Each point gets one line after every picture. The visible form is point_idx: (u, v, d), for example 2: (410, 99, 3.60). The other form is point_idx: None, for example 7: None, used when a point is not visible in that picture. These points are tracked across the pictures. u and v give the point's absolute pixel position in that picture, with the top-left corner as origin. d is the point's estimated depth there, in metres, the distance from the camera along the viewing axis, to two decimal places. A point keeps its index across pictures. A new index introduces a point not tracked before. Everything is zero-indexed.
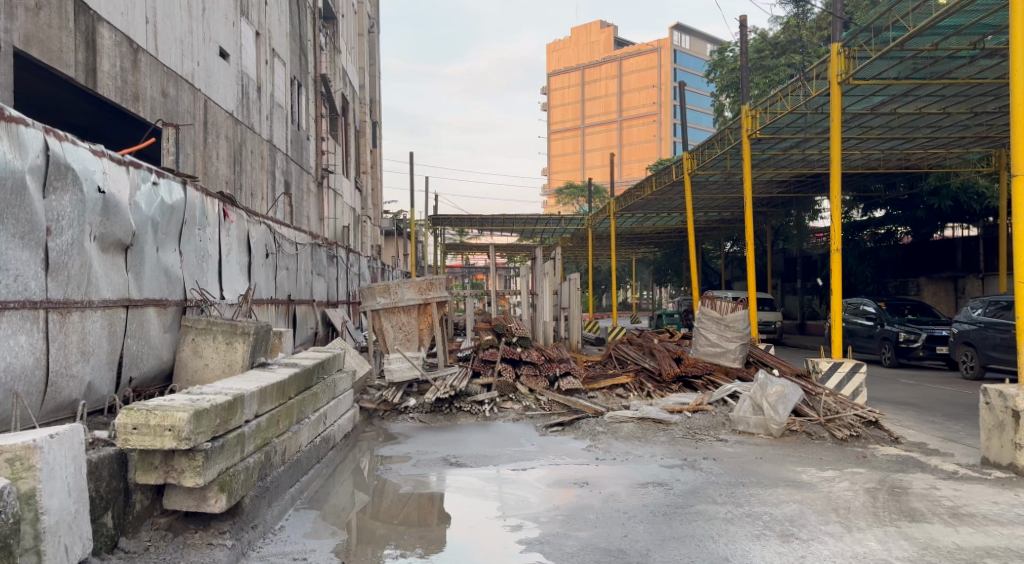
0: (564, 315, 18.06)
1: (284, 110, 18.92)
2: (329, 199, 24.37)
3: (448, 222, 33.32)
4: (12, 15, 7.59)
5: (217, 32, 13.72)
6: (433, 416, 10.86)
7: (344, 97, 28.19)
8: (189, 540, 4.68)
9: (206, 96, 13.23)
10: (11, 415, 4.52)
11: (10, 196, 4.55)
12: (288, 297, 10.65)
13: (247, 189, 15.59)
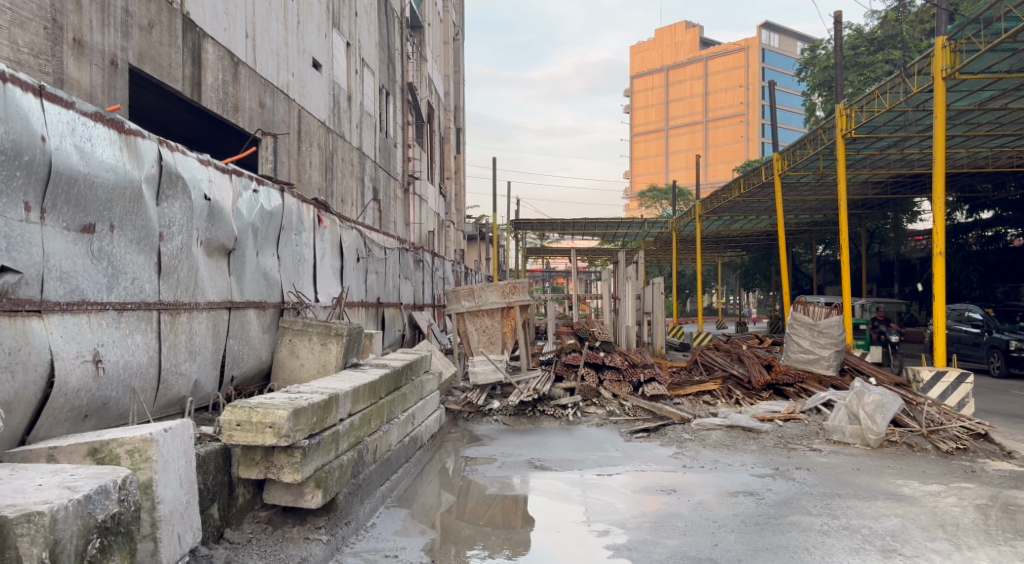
0: (648, 319, 17.82)
1: (373, 118, 19.43)
2: (414, 204, 24.84)
3: (530, 227, 33.48)
4: (127, 34, 8.11)
5: (310, 44, 14.22)
6: (517, 418, 10.97)
7: (429, 104, 28.74)
8: (288, 534, 4.87)
9: (300, 106, 13.73)
10: (129, 409, 4.84)
11: (129, 203, 4.89)
12: (377, 300, 10.91)
13: (338, 195, 16.09)
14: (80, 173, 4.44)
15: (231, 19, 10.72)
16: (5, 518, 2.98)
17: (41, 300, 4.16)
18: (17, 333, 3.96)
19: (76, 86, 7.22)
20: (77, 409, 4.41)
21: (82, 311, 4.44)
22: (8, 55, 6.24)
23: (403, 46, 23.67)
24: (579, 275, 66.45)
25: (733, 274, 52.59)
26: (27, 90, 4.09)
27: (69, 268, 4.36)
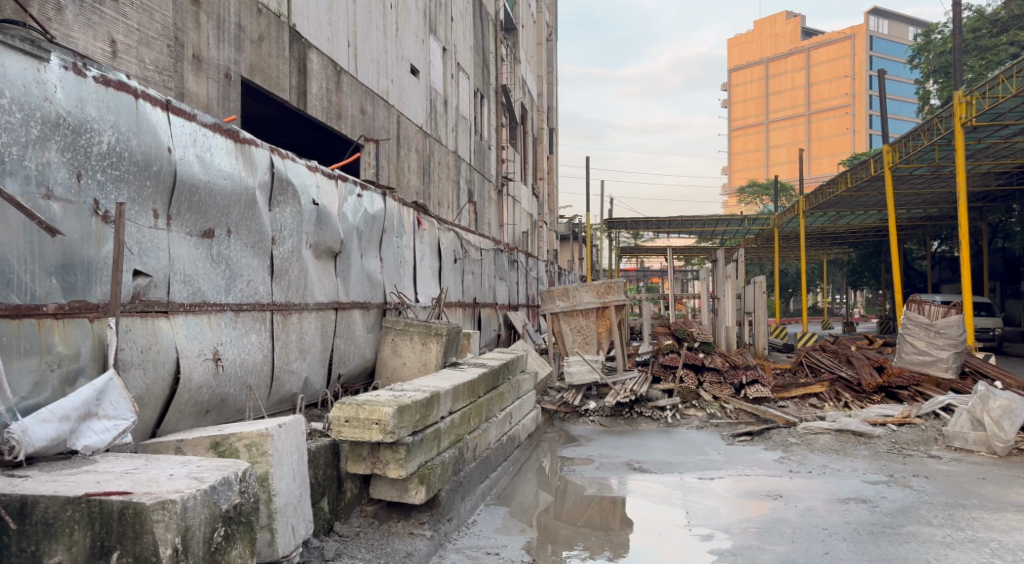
0: (749, 320, 17.38)
1: (469, 122, 19.74)
2: (508, 207, 25.11)
3: (624, 225, 33.25)
4: (240, 48, 8.52)
5: (409, 50, 14.58)
6: (613, 420, 10.92)
7: (523, 105, 28.95)
8: (393, 529, 5.02)
9: (399, 111, 14.10)
10: (246, 406, 5.13)
11: (244, 209, 5.19)
12: (473, 300, 11.07)
13: (435, 198, 16.41)
14: (201, 181, 4.78)
15: (335, 29, 11.13)
16: (143, 505, 3.21)
17: (167, 302, 4.51)
18: (148, 333, 4.34)
19: (195, 99, 7.66)
20: (200, 405, 4.73)
21: (204, 312, 4.77)
22: (135, 72, 6.69)
23: (497, 49, 23.91)
24: (675, 274, 65.47)
25: (839, 273, 50.34)
26: (155, 105, 4.50)
27: (192, 271, 4.69)
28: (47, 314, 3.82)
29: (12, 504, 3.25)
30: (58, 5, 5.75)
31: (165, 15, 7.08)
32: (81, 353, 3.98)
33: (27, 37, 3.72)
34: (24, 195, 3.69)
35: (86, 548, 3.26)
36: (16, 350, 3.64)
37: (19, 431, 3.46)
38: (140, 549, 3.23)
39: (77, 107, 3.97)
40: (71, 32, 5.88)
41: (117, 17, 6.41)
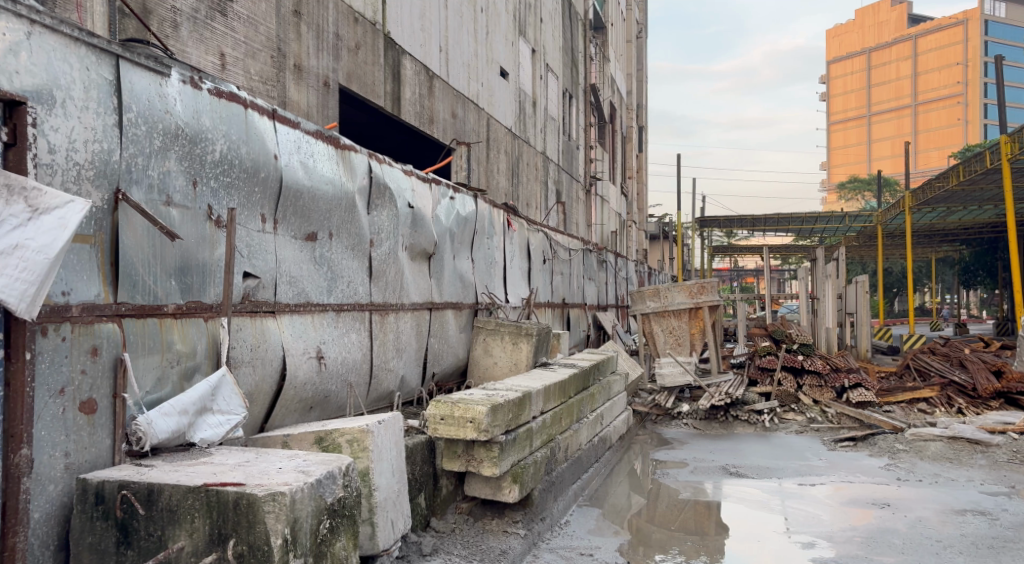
0: (851, 321, 16.68)
1: (558, 122, 19.80)
2: (597, 205, 25.00)
3: (716, 224, 32.59)
4: (338, 56, 8.82)
5: (498, 53, 14.76)
6: (708, 423, 10.74)
7: (612, 104, 28.87)
8: (487, 526, 5.10)
9: (489, 114, 14.27)
10: (346, 403, 5.42)
11: (345, 213, 5.48)
12: (562, 301, 11.09)
13: (524, 199, 16.52)
14: (305, 186, 5.06)
15: (428, 35, 11.38)
16: (255, 496, 3.36)
17: (274, 302, 4.81)
18: (257, 332, 4.64)
19: (296, 107, 7.97)
20: (305, 401, 5.03)
21: (308, 312, 5.08)
22: (242, 83, 7.02)
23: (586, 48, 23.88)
24: (770, 273, 63.59)
25: (949, 271, 47.58)
26: (263, 114, 4.76)
27: (296, 273, 4.98)
28: (167, 314, 4.11)
29: (140, 491, 3.50)
30: (175, 22, 6.10)
31: (269, 28, 7.41)
32: (197, 351, 4.26)
33: (150, 54, 4.02)
34: (148, 203, 3.99)
35: (205, 535, 3.44)
36: (141, 348, 3.93)
37: (145, 424, 3.85)
38: (253, 539, 3.37)
39: (194, 118, 4.24)
40: (185, 47, 6.23)
41: (226, 31, 6.75)
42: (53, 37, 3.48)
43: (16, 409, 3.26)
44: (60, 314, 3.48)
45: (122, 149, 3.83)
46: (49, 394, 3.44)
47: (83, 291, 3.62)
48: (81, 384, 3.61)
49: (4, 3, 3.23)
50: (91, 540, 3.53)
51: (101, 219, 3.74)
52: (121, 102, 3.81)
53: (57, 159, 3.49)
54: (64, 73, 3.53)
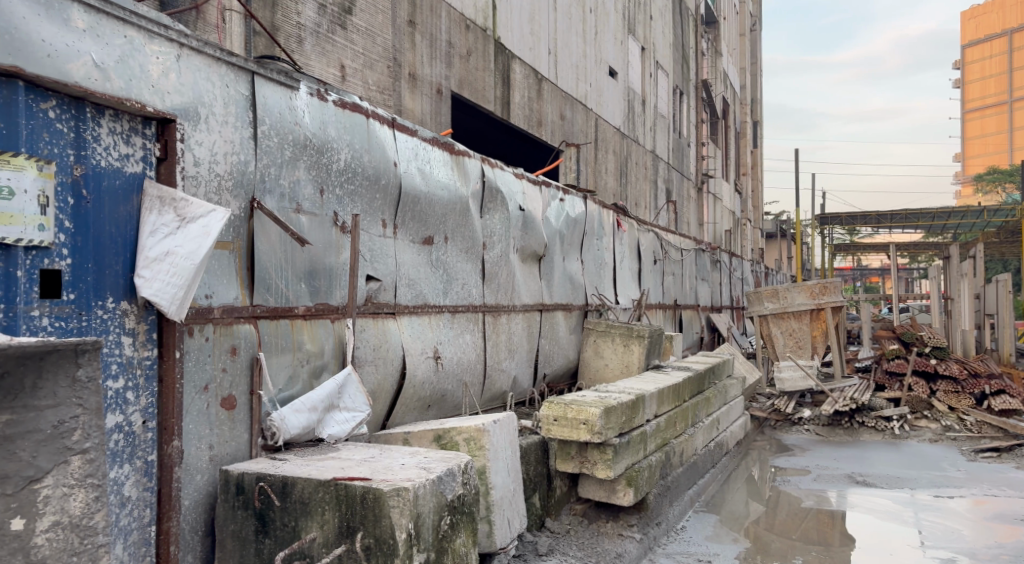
0: (992, 322, 15.50)
1: (668, 121, 19.50)
2: (709, 204, 24.39)
3: (837, 221, 31.13)
4: (450, 63, 9.03)
5: (607, 53, 14.67)
6: (832, 429, 10.32)
7: (724, 99, 28.12)
8: (602, 529, 5.09)
9: (597, 114, 14.21)
10: (462, 402, 5.68)
11: (459, 217, 5.73)
12: (675, 302, 10.91)
13: (633, 199, 16.36)
14: (422, 192, 5.31)
15: (537, 38, 11.48)
16: (381, 491, 3.48)
17: (394, 304, 5.10)
18: (378, 333, 4.90)
19: (411, 115, 8.22)
20: (422, 400, 5.29)
21: (425, 313, 5.36)
22: (361, 93, 7.30)
23: (697, 43, 23.38)
24: (897, 273, 60.01)
25: None
26: (383, 123, 5.01)
27: (414, 275, 5.27)
28: (297, 315, 4.35)
29: (276, 483, 3.71)
30: (300, 37, 6.42)
31: (386, 38, 7.68)
32: (325, 350, 4.51)
33: (282, 69, 4.27)
34: (279, 210, 4.22)
35: (335, 527, 3.60)
36: (274, 347, 4.18)
37: (278, 420, 4.08)
38: (379, 532, 3.49)
39: (321, 128, 4.48)
40: (309, 61, 6.54)
41: (345, 44, 7.04)
42: (199, 57, 3.76)
43: (168, 404, 3.56)
44: (204, 315, 3.73)
45: (256, 160, 4.07)
46: (195, 390, 3.71)
47: (223, 294, 3.86)
48: (222, 381, 3.86)
49: (156, 28, 3.53)
50: (234, 528, 3.76)
51: (239, 226, 3.98)
52: (255, 115, 4.05)
53: (201, 171, 3.75)
54: (207, 91, 3.79)
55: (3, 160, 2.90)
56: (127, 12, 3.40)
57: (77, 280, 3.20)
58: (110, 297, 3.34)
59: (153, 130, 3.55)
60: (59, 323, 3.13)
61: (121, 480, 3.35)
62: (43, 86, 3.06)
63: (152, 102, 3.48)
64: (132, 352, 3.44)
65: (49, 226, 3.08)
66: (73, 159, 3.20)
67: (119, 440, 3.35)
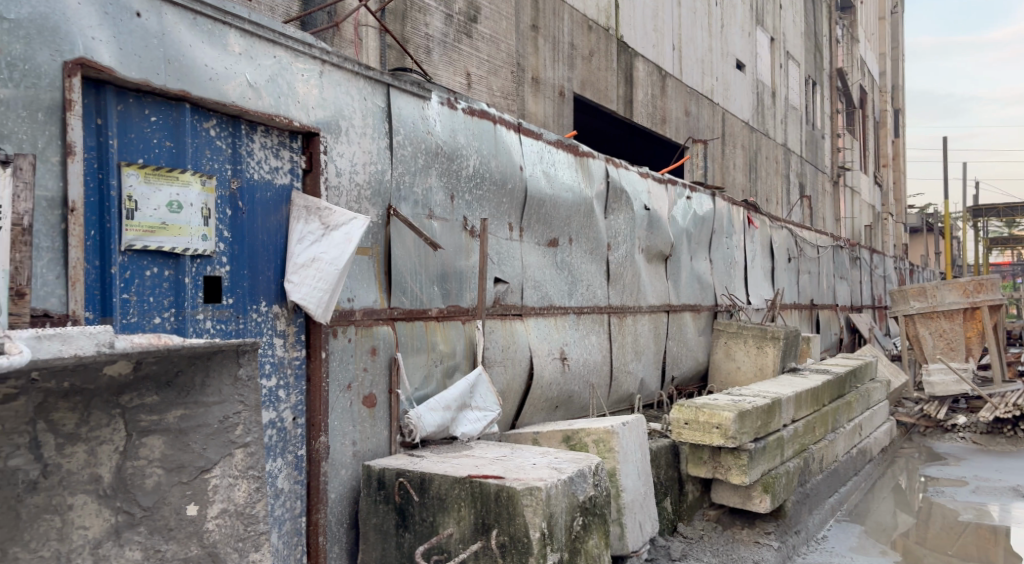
0: None
1: (801, 112, 18.69)
2: (846, 198, 23.18)
3: (994, 213, 28.72)
4: (573, 65, 9.07)
5: (734, 45, 14.25)
6: (991, 438, 9.57)
7: (862, 88, 26.66)
8: (738, 535, 4.96)
9: (724, 109, 13.84)
10: (589, 403, 5.69)
11: (584, 218, 5.75)
12: (811, 302, 10.44)
13: (762, 195, 15.81)
14: (548, 194, 5.37)
15: (660, 35, 11.32)
16: (514, 490, 3.52)
17: (522, 306, 5.18)
18: (507, 334, 5.00)
19: (535, 119, 8.32)
20: (551, 401, 5.36)
21: (551, 315, 5.41)
22: (486, 100, 7.46)
23: (832, 29, 22.27)
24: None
25: None
26: (509, 128, 5.10)
27: (540, 278, 5.34)
28: (431, 317, 4.52)
29: (414, 479, 3.84)
30: (428, 48, 6.65)
31: (510, 44, 7.80)
32: (456, 351, 4.65)
33: (414, 80, 4.44)
34: (414, 217, 4.38)
35: (471, 524, 3.68)
36: (410, 347, 4.35)
37: (415, 417, 4.21)
38: (513, 530, 3.53)
39: (451, 136, 4.62)
40: (437, 70, 6.75)
41: (471, 52, 7.22)
42: (339, 73, 3.97)
43: (315, 402, 3.78)
44: (347, 318, 3.93)
45: (392, 169, 4.25)
46: (339, 389, 3.91)
47: (364, 298, 4.05)
48: (364, 381, 4.06)
49: (302, 47, 3.75)
50: (376, 522, 3.94)
51: (377, 233, 4.16)
52: (391, 126, 4.23)
53: (342, 181, 3.95)
54: (347, 104, 4.00)
55: (173, 177, 3.18)
56: (276, 34, 3.63)
57: (235, 286, 3.46)
58: (263, 301, 3.59)
59: (299, 143, 3.79)
60: (221, 325, 3.39)
61: (276, 472, 3.59)
62: (205, 106, 3.32)
63: (298, 117, 3.71)
64: (283, 352, 3.67)
65: (211, 237, 3.34)
66: (230, 173, 3.46)
67: (273, 436, 3.58)
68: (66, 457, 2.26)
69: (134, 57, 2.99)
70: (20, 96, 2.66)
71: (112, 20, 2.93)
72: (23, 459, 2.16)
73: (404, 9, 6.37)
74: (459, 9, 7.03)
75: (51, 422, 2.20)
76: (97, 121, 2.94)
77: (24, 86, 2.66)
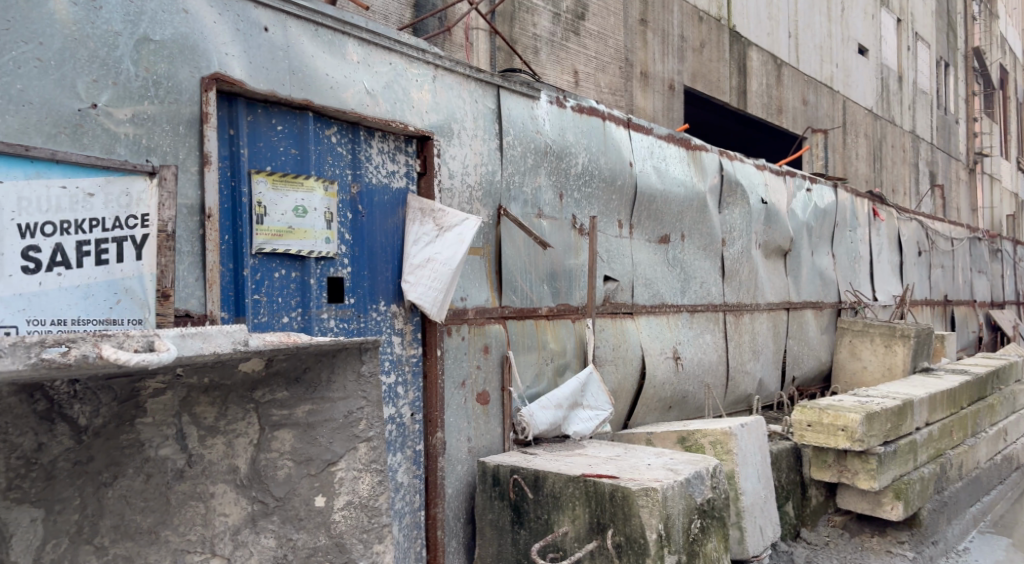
0: None
1: (931, 96, 17.53)
2: (984, 186, 21.56)
3: None
4: (683, 58, 8.89)
5: (856, 29, 13.53)
6: None
7: (1002, 67, 24.71)
8: (867, 544, 4.74)
9: (845, 96, 13.17)
10: (705, 404, 5.56)
11: (698, 213, 5.62)
12: (945, 298, 9.79)
13: (888, 185, 14.95)
14: (659, 190, 5.28)
15: (775, 22, 10.91)
16: (629, 489, 3.48)
17: (632, 304, 5.11)
18: (618, 332, 4.94)
19: (644, 114, 8.20)
20: (664, 401, 5.27)
21: (664, 313, 5.32)
22: (594, 97, 7.43)
23: (966, 6, 20.79)
24: None
25: None
26: (619, 125, 5.05)
27: (652, 275, 5.25)
28: (542, 316, 4.53)
29: (528, 476, 3.86)
30: (536, 48, 6.67)
31: (619, 39, 7.73)
32: (567, 349, 4.64)
33: (524, 80, 4.47)
34: (524, 216, 4.41)
35: (586, 523, 3.65)
36: (522, 346, 4.38)
37: (528, 415, 4.24)
38: (630, 530, 3.48)
39: (560, 135, 4.62)
40: (545, 70, 6.78)
41: (579, 49, 7.21)
42: (451, 76, 4.05)
43: (431, 398, 3.87)
44: (460, 316, 4.00)
45: (502, 169, 4.29)
46: (454, 386, 3.99)
47: (477, 297, 4.11)
48: (477, 378, 4.12)
49: (416, 53, 3.86)
50: (492, 518, 3.99)
51: (488, 233, 4.22)
52: (501, 127, 4.27)
53: (454, 183, 4.03)
54: (458, 107, 4.07)
55: (298, 183, 3.34)
56: (392, 41, 3.75)
57: (356, 286, 3.59)
58: (382, 301, 3.71)
59: (413, 147, 3.89)
60: (343, 324, 3.53)
61: (396, 466, 3.70)
62: (327, 114, 3.46)
63: (413, 122, 3.80)
64: (401, 350, 3.78)
65: (333, 239, 3.48)
66: (351, 178, 3.59)
67: (393, 431, 3.69)
68: (208, 448, 2.39)
69: (262, 69, 3.16)
70: (164, 111, 2.83)
71: (243, 36, 3.10)
72: (171, 449, 2.32)
73: (513, 11, 6.42)
74: (566, 7, 7.02)
75: (194, 415, 2.35)
76: (230, 132, 3.12)
77: (168, 102, 2.84)
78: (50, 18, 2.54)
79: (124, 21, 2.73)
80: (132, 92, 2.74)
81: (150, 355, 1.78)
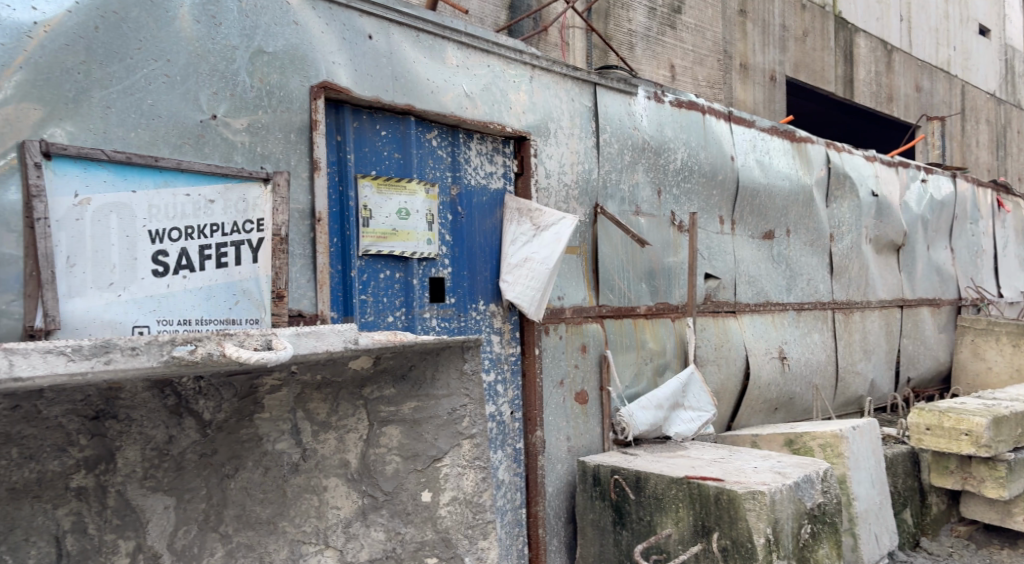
0: None
1: None
2: None
3: None
4: (785, 48, 8.60)
5: (976, 9, 12.70)
6: None
7: None
8: (996, 555, 4.47)
9: (963, 81, 12.40)
10: (813, 405, 5.37)
11: (804, 208, 5.42)
12: None
13: (1013, 174, 13.96)
14: (762, 184, 5.12)
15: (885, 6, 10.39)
16: (735, 492, 3.38)
17: (735, 302, 4.98)
18: (720, 332, 4.82)
19: (744, 107, 7.97)
20: (770, 402, 5.12)
21: (768, 311, 5.16)
22: (691, 91, 7.28)
23: None
24: None
25: None
26: (719, 118, 4.93)
27: (755, 273, 5.10)
28: (641, 314, 4.47)
29: (630, 477, 3.82)
30: (631, 43, 6.60)
31: (717, 32, 7.55)
32: (667, 349, 4.57)
33: (621, 77, 4.43)
34: (621, 214, 4.37)
35: (690, 525, 3.57)
36: (620, 346, 4.34)
37: (627, 415, 4.20)
38: (736, 534, 3.38)
39: (658, 131, 4.56)
40: (641, 65, 6.70)
41: (676, 43, 7.08)
42: (548, 76, 4.05)
43: (531, 396, 3.89)
44: (558, 315, 4.00)
45: (599, 167, 4.26)
46: (552, 385, 3.99)
47: (574, 296, 4.11)
48: (576, 377, 4.11)
49: (514, 54, 3.89)
50: (593, 517, 3.97)
51: (585, 232, 4.20)
52: (598, 125, 4.25)
53: (551, 182, 4.03)
54: (556, 107, 4.08)
55: (401, 186, 3.43)
56: (490, 43, 3.79)
57: (457, 286, 3.65)
58: (481, 300, 3.76)
59: (511, 148, 3.92)
60: (445, 323, 3.60)
61: (497, 463, 3.74)
62: (428, 119, 3.54)
63: (510, 123, 3.83)
64: (500, 349, 3.81)
65: (435, 240, 3.55)
66: (451, 180, 3.66)
67: (494, 428, 3.74)
68: (320, 443, 2.44)
69: (367, 77, 3.26)
70: (277, 120, 2.96)
71: (348, 45, 3.20)
72: (287, 443, 2.38)
73: (608, 7, 6.38)
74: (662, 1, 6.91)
75: (307, 410, 2.41)
76: (337, 138, 3.22)
77: (280, 111, 2.97)
78: (177, 36, 2.69)
79: (240, 36, 2.86)
80: (248, 102, 2.87)
81: (269, 353, 1.82)
